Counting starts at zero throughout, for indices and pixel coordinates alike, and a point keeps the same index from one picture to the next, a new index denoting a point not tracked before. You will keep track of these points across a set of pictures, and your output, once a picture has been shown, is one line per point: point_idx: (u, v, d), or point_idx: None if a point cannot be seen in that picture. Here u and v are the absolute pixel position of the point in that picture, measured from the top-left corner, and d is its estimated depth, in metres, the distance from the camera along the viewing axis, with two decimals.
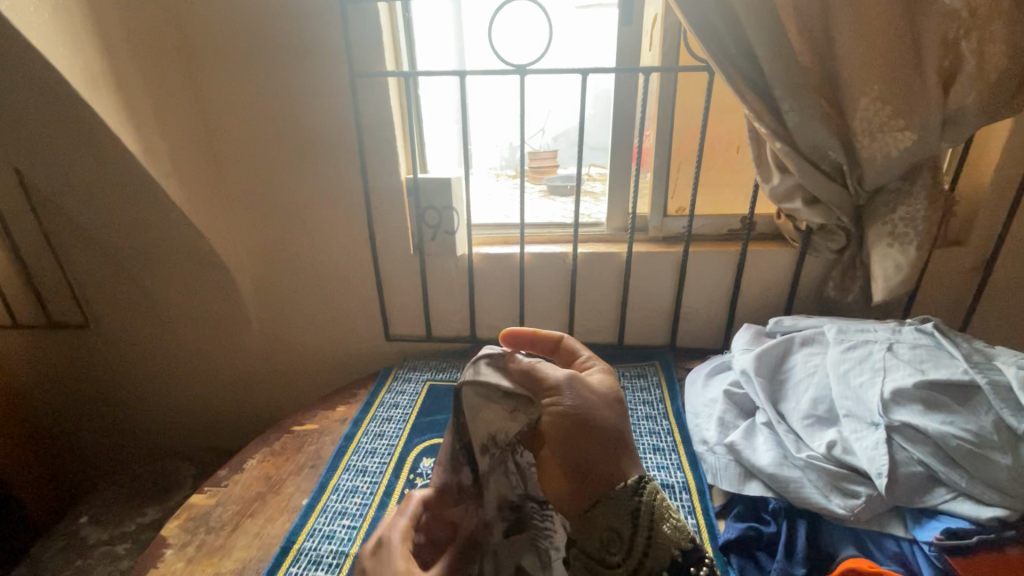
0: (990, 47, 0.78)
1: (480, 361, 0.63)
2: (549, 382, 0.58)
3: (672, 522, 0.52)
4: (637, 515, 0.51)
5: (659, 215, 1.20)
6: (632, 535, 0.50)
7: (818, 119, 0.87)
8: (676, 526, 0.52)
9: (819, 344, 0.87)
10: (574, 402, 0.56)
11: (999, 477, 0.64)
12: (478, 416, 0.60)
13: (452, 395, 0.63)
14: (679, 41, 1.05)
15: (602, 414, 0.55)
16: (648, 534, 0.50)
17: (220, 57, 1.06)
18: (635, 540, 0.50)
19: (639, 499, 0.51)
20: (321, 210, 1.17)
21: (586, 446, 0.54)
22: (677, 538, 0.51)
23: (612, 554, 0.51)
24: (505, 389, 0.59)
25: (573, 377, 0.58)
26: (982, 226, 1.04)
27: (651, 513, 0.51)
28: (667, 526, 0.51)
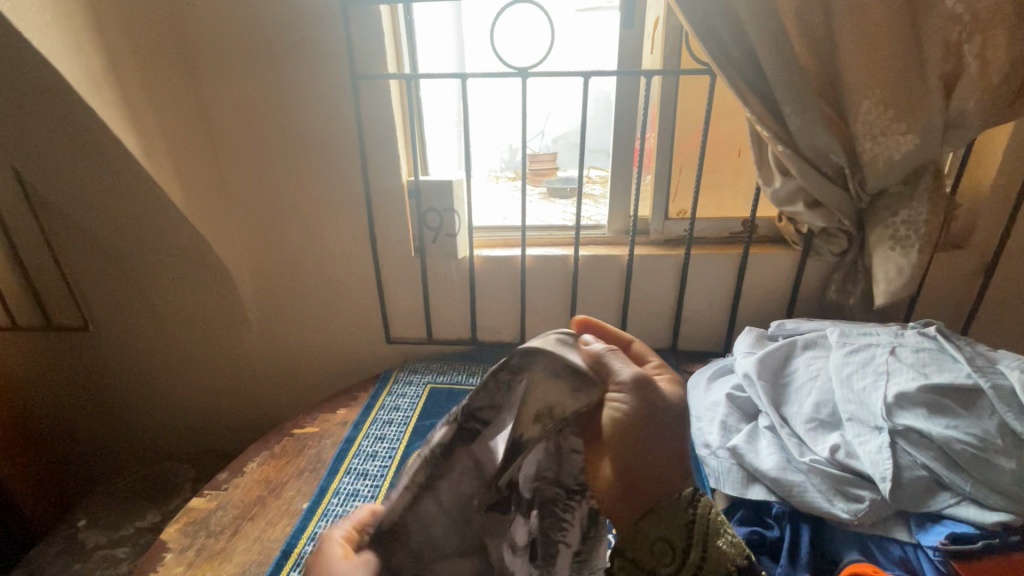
0: (992, 51, 0.78)
1: (552, 336, 0.61)
2: (616, 375, 0.54)
3: (728, 539, 0.55)
4: (691, 532, 0.53)
5: (660, 218, 1.20)
6: (686, 547, 0.53)
7: (820, 122, 0.87)
8: (732, 542, 0.55)
9: (822, 347, 0.87)
10: (641, 403, 0.52)
11: (1003, 481, 0.64)
12: (535, 389, 0.57)
13: (511, 353, 0.58)
14: (681, 44, 1.05)
15: (665, 421, 0.51)
16: (699, 548, 0.54)
17: (221, 60, 1.06)
18: (689, 554, 0.53)
19: (693, 511, 0.53)
20: (322, 212, 1.17)
21: (645, 449, 0.50)
22: (733, 554, 0.55)
23: (664, 563, 0.53)
24: (568, 367, 0.56)
25: (642, 377, 0.53)
26: (983, 230, 1.04)
27: (705, 527, 0.53)
28: (723, 542, 0.54)
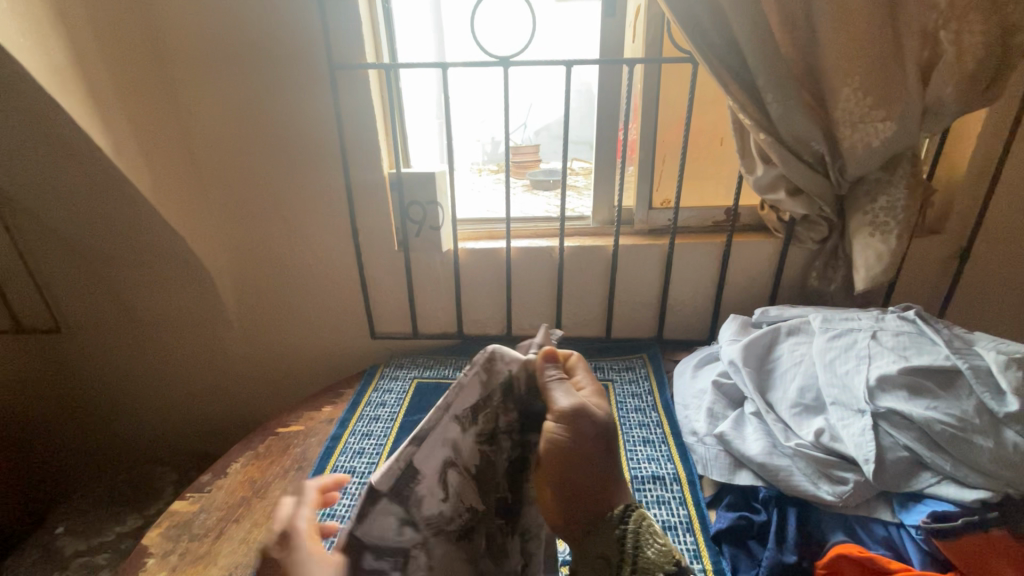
0: (967, 37, 0.79)
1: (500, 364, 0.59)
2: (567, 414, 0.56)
3: (657, 546, 0.52)
4: (621, 539, 0.53)
5: (644, 208, 1.20)
6: (619, 564, 0.52)
7: (801, 110, 0.87)
8: (662, 549, 0.52)
9: (804, 333, 0.88)
10: (575, 434, 0.56)
11: (983, 460, 0.65)
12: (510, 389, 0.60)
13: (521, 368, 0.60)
14: (663, 32, 1.05)
15: (590, 448, 0.56)
16: (632, 560, 0.52)
17: (192, 51, 1.03)
18: (621, 566, 0.52)
19: (624, 526, 0.54)
20: (303, 207, 1.14)
21: (574, 470, 0.56)
22: (662, 561, 0.51)
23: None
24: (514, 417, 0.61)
25: (578, 408, 0.56)
26: (957, 215, 1.06)
27: (634, 539, 0.53)
28: (650, 550, 0.52)
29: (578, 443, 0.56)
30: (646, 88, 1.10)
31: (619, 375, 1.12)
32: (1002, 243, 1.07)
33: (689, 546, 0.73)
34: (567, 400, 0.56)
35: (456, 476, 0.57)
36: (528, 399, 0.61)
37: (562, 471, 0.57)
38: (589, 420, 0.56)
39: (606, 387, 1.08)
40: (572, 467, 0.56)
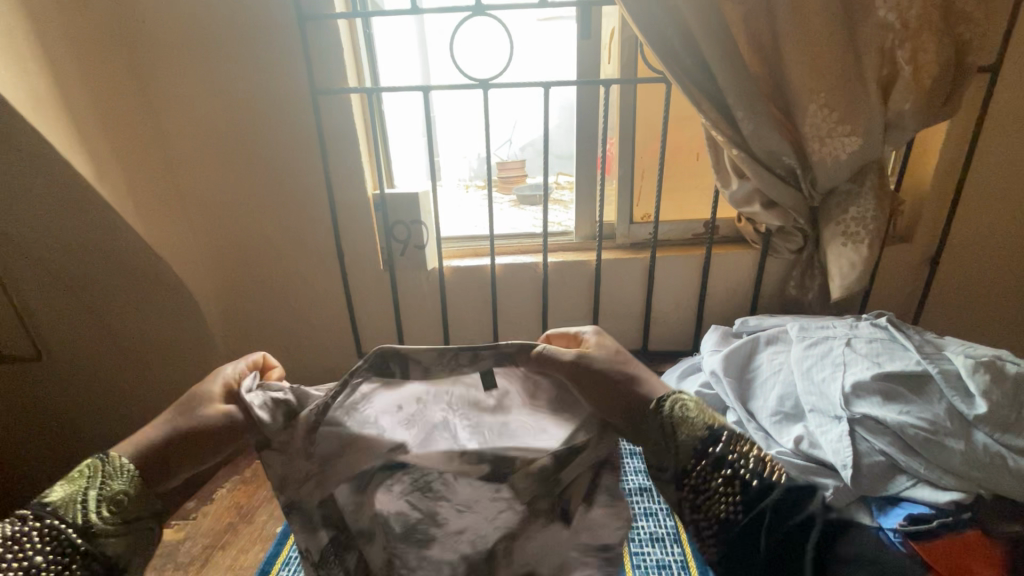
0: (923, 55, 0.84)
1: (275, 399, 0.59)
2: (567, 359, 0.61)
3: (690, 419, 0.59)
4: (663, 426, 0.59)
5: (625, 222, 1.23)
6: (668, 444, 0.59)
7: (770, 125, 0.90)
8: (689, 422, 0.59)
9: (782, 343, 0.90)
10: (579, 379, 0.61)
11: (954, 462, 0.67)
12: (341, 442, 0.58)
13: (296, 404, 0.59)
14: (637, 53, 1.09)
15: (606, 375, 0.62)
16: (676, 431, 0.59)
17: (175, 72, 1.04)
18: (677, 444, 0.58)
19: (661, 417, 0.60)
20: (289, 229, 1.15)
21: (603, 391, 0.61)
22: (692, 429, 0.58)
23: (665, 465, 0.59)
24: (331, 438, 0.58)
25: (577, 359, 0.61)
26: (926, 224, 1.10)
27: (671, 421, 0.59)
28: (684, 429, 0.58)
29: (590, 381, 0.61)
30: (624, 106, 1.14)
31: None
32: (968, 250, 1.11)
33: (677, 558, 0.75)
34: (568, 354, 0.61)
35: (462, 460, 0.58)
36: (512, 355, 0.60)
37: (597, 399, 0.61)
38: (590, 358, 0.62)
39: None
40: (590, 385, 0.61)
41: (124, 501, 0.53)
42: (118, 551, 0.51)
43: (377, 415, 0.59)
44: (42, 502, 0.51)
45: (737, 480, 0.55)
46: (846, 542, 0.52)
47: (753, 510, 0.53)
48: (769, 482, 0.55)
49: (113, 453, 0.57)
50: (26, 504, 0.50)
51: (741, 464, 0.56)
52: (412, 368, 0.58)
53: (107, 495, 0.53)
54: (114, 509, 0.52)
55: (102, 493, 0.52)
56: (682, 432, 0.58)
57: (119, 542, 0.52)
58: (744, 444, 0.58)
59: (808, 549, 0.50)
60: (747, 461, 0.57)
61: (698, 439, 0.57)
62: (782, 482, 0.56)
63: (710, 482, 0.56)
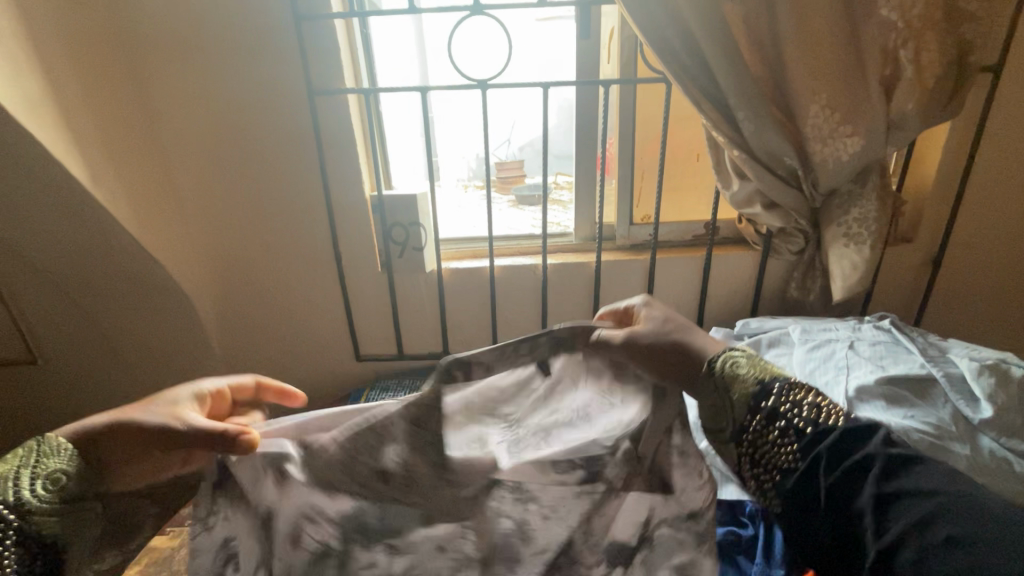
0: (926, 55, 0.83)
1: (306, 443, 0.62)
2: (618, 335, 0.68)
3: (743, 373, 0.62)
4: (717, 386, 0.63)
5: (625, 224, 1.22)
6: (726, 400, 0.62)
7: (772, 125, 0.89)
8: (743, 378, 0.61)
9: (785, 344, 0.89)
10: (634, 352, 0.67)
11: (962, 466, 0.66)
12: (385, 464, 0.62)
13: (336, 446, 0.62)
14: (636, 53, 1.08)
15: (659, 345, 0.68)
16: (730, 387, 0.62)
17: (170, 70, 1.03)
18: (732, 401, 0.61)
19: (713, 377, 0.63)
20: (287, 231, 1.14)
21: (659, 360, 0.67)
22: (745, 385, 0.61)
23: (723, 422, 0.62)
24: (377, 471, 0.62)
25: (630, 335, 0.68)
26: (928, 225, 1.09)
27: (723, 380, 0.62)
28: (738, 383, 0.61)
29: (647, 351, 0.67)
30: (623, 106, 1.13)
31: None
32: (970, 250, 1.10)
33: None
34: (618, 333, 0.68)
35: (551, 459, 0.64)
36: (567, 339, 0.67)
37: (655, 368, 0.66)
38: (640, 332, 0.69)
39: None
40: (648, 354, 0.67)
41: (62, 480, 0.58)
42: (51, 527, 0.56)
43: (454, 449, 0.64)
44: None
45: (793, 429, 0.56)
46: (910, 475, 0.49)
47: (811, 455, 0.54)
48: (824, 426, 0.55)
49: (50, 436, 0.61)
50: None
51: (796, 414, 0.57)
52: (473, 368, 0.65)
53: (43, 473, 0.57)
54: (51, 487, 0.57)
55: (39, 471, 0.57)
56: (735, 391, 0.61)
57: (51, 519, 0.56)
58: (800, 393, 0.58)
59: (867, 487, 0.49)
60: (801, 410, 0.57)
61: (752, 394, 0.60)
62: (841, 425, 0.55)
63: (768, 434, 0.57)
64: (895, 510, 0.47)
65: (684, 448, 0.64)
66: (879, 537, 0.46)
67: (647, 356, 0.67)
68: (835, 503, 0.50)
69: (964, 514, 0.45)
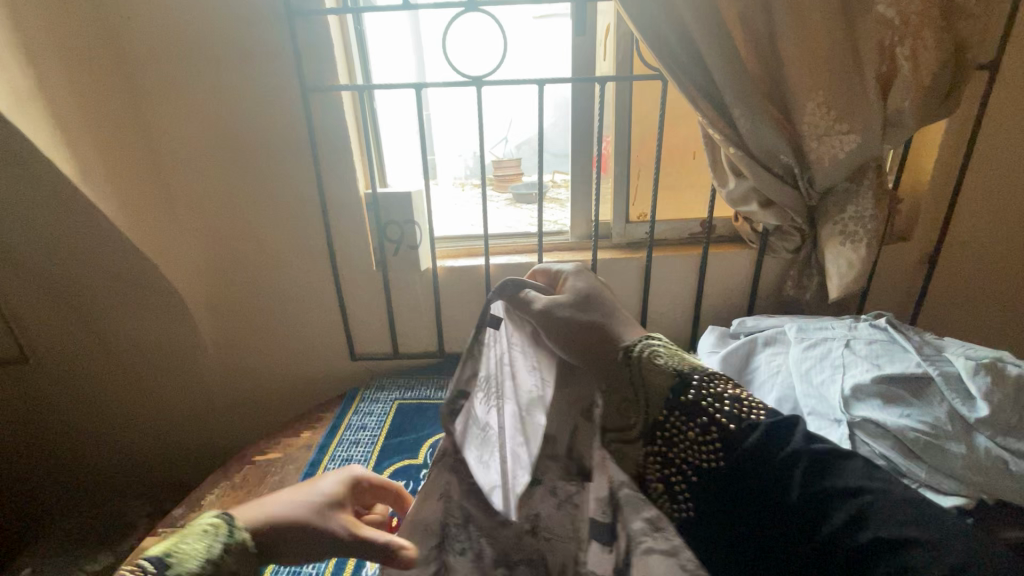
0: (923, 52, 0.83)
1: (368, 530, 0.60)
2: (540, 304, 0.69)
3: (660, 359, 0.65)
4: (633, 371, 0.65)
5: (621, 221, 1.21)
6: (639, 387, 0.64)
7: (768, 123, 0.89)
8: (659, 365, 0.64)
9: (781, 344, 0.89)
10: (551, 325, 0.68)
11: (956, 466, 0.66)
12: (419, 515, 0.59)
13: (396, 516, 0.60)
14: (632, 51, 1.07)
15: (575, 318, 0.70)
16: (643, 371, 0.64)
17: (159, 66, 1.01)
18: (646, 389, 0.63)
19: (629, 361, 0.66)
20: (281, 229, 1.13)
21: (575, 335, 0.68)
22: (662, 374, 0.63)
23: (635, 413, 0.62)
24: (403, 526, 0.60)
25: (549, 306, 0.69)
26: (925, 223, 1.09)
27: (638, 365, 0.65)
28: (656, 366, 0.64)
29: (565, 325, 0.68)
30: (620, 104, 1.12)
31: None
32: (967, 249, 1.10)
33: None
34: (541, 302, 0.70)
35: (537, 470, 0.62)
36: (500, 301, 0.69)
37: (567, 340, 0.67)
38: (559, 306, 0.71)
39: None
40: (570, 333, 0.68)
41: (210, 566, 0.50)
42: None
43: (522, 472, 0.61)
44: (162, 559, 0.48)
45: (717, 423, 0.57)
46: (845, 472, 0.52)
47: (736, 451, 0.55)
48: (748, 423, 0.56)
49: (234, 520, 0.55)
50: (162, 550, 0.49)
51: (719, 410, 0.58)
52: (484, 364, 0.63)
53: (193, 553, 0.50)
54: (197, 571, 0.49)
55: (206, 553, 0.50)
56: (651, 379, 0.63)
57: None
58: (718, 386, 0.61)
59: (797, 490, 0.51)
60: (722, 404, 0.59)
61: (669, 384, 0.61)
62: (761, 421, 0.57)
63: (688, 432, 0.58)
64: (831, 513, 0.49)
65: (618, 423, 0.61)
66: (818, 537, 0.49)
67: (564, 330, 0.68)
68: (768, 501, 0.52)
69: (893, 512, 0.48)
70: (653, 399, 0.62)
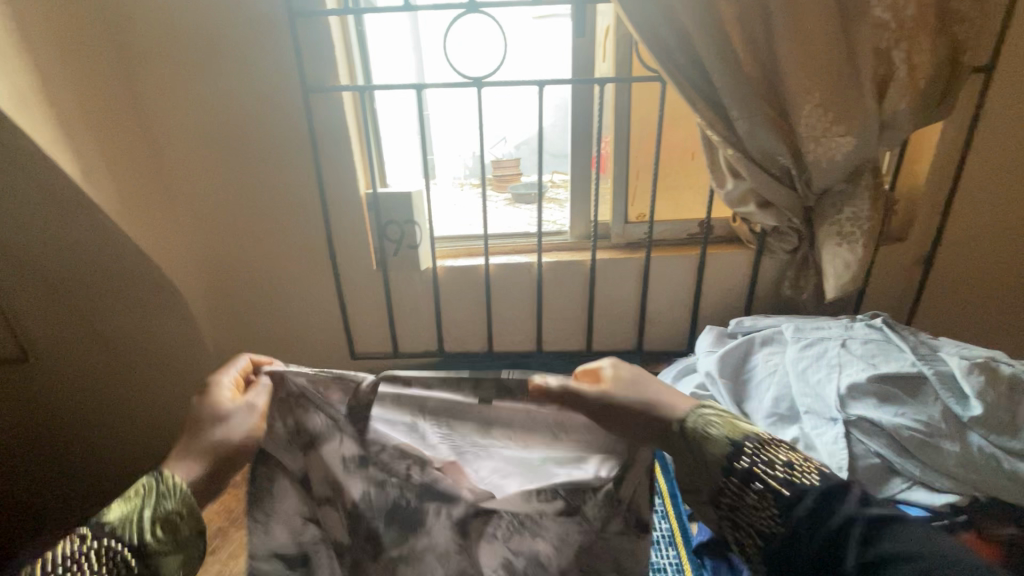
0: (917, 55, 0.84)
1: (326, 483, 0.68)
2: (590, 400, 0.62)
3: (711, 424, 0.58)
4: (687, 444, 0.59)
5: (620, 222, 1.22)
6: (692, 455, 0.59)
7: (766, 125, 0.90)
8: (713, 430, 0.58)
9: (777, 343, 0.90)
10: (602, 414, 0.62)
11: (949, 464, 0.67)
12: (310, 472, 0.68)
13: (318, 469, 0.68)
14: (631, 53, 1.08)
15: (624, 400, 0.62)
16: (698, 443, 0.59)
17: (164, 64, 1.02)
18: (702, 458, 0.58)
19: (680, 433, 0.59)
20: (282, 228, 1.14)
21: (631, 420, 0.61)
22: (718, 444, 0.57)
23: (696, 480, 0.60)
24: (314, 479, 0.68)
25: (603, 399, 0.62)
26: (921, 224, 1.10)
27: (686, 434, 0.59)
28: (710, 434, 0.58)
29: (615, 411, 0.62)
30: (619, 105, 1.13)
31: None
32: (963, 249, 1.11)
33: (672, 561, 0.79)
34: (590, 392, 0.62)
35: (539, 501, 0.64)
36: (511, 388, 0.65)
37: (624, 427, 0.62)
38: (611, 396, 0.62)
39: None
40: (612, 423, 0.62)
41: (176, 519, 0.53)
42: (171, 567, 0.53)
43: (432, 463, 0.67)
44: (103, 520, 0.51)
45: (769, 492, 0.53)
46: (891, 540, 0.47)
47: (790, 520, 0.52)
48: (799, 489, 0.52)
49: (166, 471, 0.55)
50: (86, 523, 0.51)
51: (769, 475, 0.54)
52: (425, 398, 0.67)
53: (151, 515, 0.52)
54: (165, 529, 0.52)
55: (154, 514, 0.52)
56: (708, 449, 0.58)
57: (173, 558, 0.53)
58: (776, 452, 0.55)
59: (816, 538, 0.50)
60: (774, 470, 0.54)
61: (721, 457, 0.57)
62: (815, 486, 0.52)
63: (746, 499, 0.55)
64: None
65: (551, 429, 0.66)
66: None
67: (615, 418, 0.62)
68: (822, 572, 0.49)
69: None
70: (710, 470, 0.58)
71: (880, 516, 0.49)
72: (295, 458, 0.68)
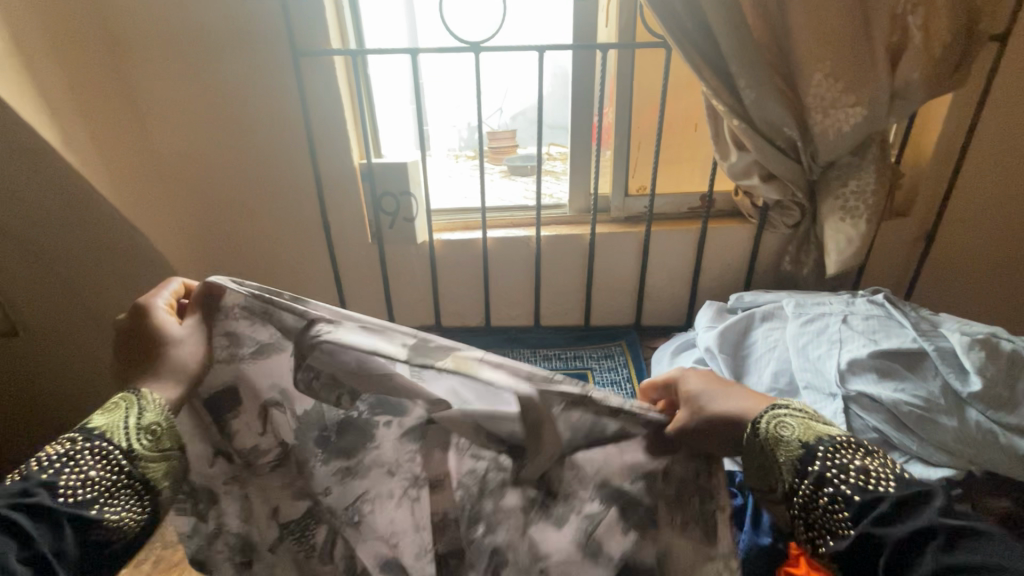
0: (933, 22, 0.80)
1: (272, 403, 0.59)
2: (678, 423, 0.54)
3: (789, 420, 0.50)
4: (760, 448, 0.50)
5: (620, 195, 1.20)
6: (771, 464, 0.50)
7: (773, 95, 0.87)
8: (792, 430, 0.49)
9: (778, 319, 0.89)
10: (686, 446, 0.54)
11: (945, 438, 0.68)
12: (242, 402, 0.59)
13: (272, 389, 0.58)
14: (635, 17, 1.03)
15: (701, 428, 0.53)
16: (775, 446, 0.49)
17: (143, 24, 0.97)
18: (781, 465, 0.49)
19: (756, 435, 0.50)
20: (273, 198, 1.11)
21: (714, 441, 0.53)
22: (790, 449, 0.48)
23: (774, 484, 0.50)
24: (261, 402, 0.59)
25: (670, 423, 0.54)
26: (925, 198, 1.08)
27: (763, 439, 0.50)
28: (785, 436, 0.49)
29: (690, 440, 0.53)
30: (621, 72, 1.09)
31: (598, 363, 1.14)
32: (965, 224, 1.10)
33: None
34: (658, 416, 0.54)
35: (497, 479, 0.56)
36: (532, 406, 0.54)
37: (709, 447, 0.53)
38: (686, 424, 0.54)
39: (586, 376, 1.11)
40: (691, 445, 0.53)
41: (159, 430, 0.50)
42: (159, 476, 0.50)
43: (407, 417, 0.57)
44: (84, 426, 0.48)
45: (840, 497, 0.45)
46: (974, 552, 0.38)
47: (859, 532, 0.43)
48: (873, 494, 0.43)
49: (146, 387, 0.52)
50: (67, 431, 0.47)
51: (842, 480, 0.45)
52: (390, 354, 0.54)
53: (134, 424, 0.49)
54: (150, 437, 0.49)
55: (139, 423, 0.49)
56: (782, 452, 0.49)
57: (160, 467, 0.50)
58: (847, 456, 0.47)
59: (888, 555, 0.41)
60: (846, 474, 0.45)
61: (796, 459, 0.48)
62: (890, 491, 0.43)
63: (813, 504, 0.46)
64: None
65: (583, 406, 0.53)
66: None
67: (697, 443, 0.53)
68: None
69: None
70: (790, 481, 0.48)
71: (959, 527, 0.40)
72: (225, 370, 0.58)
